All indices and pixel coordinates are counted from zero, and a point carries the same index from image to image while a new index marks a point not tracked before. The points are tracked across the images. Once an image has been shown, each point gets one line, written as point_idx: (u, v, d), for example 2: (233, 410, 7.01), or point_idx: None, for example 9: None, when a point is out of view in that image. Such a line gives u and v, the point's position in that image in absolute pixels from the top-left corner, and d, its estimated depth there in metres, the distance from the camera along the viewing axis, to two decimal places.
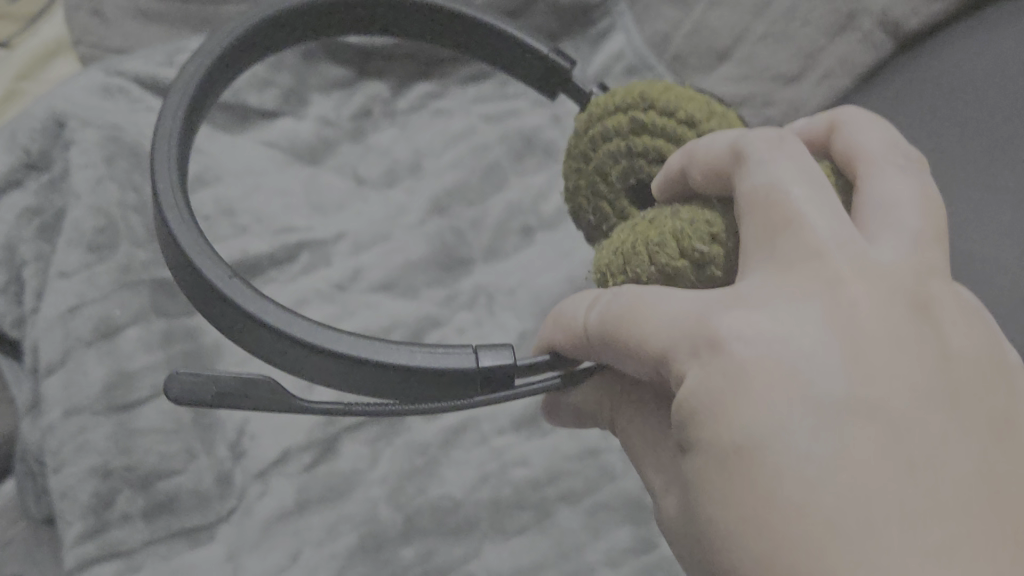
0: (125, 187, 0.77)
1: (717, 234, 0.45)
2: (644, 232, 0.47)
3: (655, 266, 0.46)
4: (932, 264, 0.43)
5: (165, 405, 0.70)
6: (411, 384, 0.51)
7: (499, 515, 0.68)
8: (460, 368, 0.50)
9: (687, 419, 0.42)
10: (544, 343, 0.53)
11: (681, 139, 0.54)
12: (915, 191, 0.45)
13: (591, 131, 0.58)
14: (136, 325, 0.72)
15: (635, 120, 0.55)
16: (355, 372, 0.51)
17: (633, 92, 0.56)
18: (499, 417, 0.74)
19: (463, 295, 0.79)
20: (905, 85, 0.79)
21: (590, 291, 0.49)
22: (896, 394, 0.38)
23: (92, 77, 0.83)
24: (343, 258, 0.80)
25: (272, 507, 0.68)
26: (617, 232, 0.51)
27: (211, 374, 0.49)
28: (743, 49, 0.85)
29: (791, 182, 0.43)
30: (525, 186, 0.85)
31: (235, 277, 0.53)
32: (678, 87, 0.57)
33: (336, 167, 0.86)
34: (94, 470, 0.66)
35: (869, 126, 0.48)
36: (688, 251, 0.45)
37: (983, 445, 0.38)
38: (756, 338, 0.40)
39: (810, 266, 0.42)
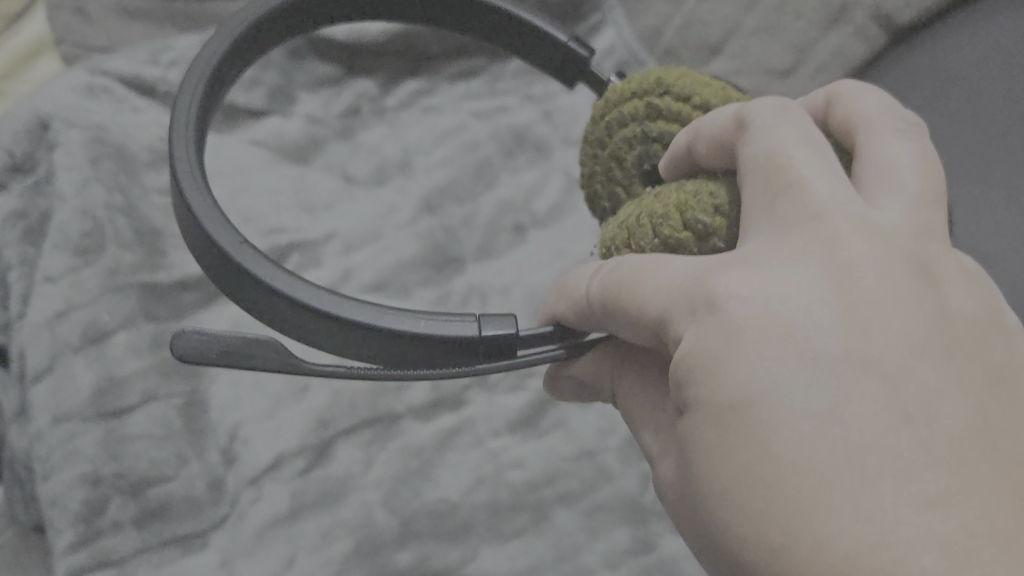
0: (112, 189, 0.76)
1: (720, 205, 0.45)
2: (649, 206, 0.47)
3: (659, 239, 0.46)
4: (933, 226, 0.42)
5: (155, 411, 0.69)
6: (414, 352, 0.50)
7: (495, 518, 0.68)
8: (465, 337, 0.49)
9: (681, 380, 0.40)
10: (549, 314, 0.52)
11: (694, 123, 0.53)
12: (915, 155, 0.43)
13: (608, 116, 0.57)
14: (125, 330, 0.71)
15: (651, 105, 0.54)
16: (360, 339, 0.50)
17: (649, 78, 0.55)
18: (495, 419, 0.72)
19: (455, 294, 0.78)
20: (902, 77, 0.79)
21: (594, 263, 0.49)
22: (896, 348, 0.36)
23: (75, 76, 0.81)
24: (333, 259, 0.79)
25: (266, 512, 0.67)
26: (624, 210, 0.51)
27: (218, 333, 0.47)
28: (734, 44, 0.85)
29: (791, 148, 0.42)
30: (517, 182, 0.84)
31: (245, 243, 0.52)
32: (695, 75, 0.56)
33: (325, 165, 0.84)
34: (84, 477, 0.65)
35: (867, 94, 0.46)
36: (691, 224, 0.45)
37: (981, 403, 0.37)
38: (754, 296, 0.38)
39: (809, 227, 0.40)
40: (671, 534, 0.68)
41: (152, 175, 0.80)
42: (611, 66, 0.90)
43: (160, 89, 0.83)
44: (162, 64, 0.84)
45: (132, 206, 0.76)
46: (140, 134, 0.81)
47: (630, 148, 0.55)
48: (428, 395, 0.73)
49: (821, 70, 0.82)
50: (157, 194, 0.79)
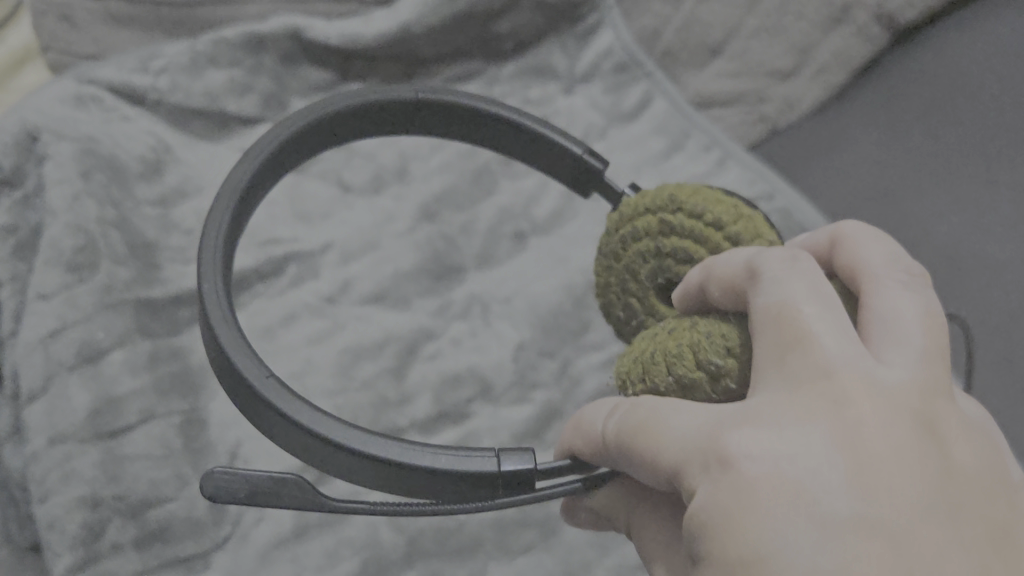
0: (104, 203, 0.74)
1: (733, 347, 0.45)
2: (664, 341, 0.48)
3: (672, 376, 0.46)
4: (938, 383, 0.41)
5: (154, 431, 0.67)
6: (434, 484, 0.52)
7: (504, 535, 0.67)
8: (483, 471, 0.51)
9: (696, 532, 0.40)
10: (565, 446, 0.53)
11: (705, 243, 0.54)
12: (923, 309, 0.43)
13: (623, 229, 0.59)
14: (121, 348, 0.69)
15: (663, 223, 0.55)
16: (381, 472, 0.52)
17: (662, 194, 0.56)
18: (499, 431, 0.71)
19: (457, 304, 0.77)
20: (902, 86, 0.78)
21: (611, 398, 0.49)
22: (903, 510, 0.36)
23: (63, 86, 0.79)
24: (331, 269, 0.78)
25: (270, 533, 0.66)
26: (640, 338, 0.51)
27: (243, 473, 0.50)
28: (734, 46, 0.84)
29: (803, 301, 0.42)
30: (516, 190, 0.84)
31: (270, 375, 0.54)
32: (709, 188, 0.56)
33: (320, 173, 0.83)
34: (82, 500, 0.63)
35: (870, 236, 0.46)
36: (704, 364, 0.45)
37: (985, 564, 0.37)
38: (765, 456, 0.38)
39: (818, 385, 0.40)
40: None
41: (143, 186, 0.78)
42: (609, 67, 0.89)
43: (150, 98, 0.81)
44: (151, 71, 0.81)
45: (125, 218, 0.75)
46: (130, 144, 0.79)
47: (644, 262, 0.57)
48: (432, 408, 0.71)
49: (823, 71, 0.81)
50: (149, 206, 0.77)
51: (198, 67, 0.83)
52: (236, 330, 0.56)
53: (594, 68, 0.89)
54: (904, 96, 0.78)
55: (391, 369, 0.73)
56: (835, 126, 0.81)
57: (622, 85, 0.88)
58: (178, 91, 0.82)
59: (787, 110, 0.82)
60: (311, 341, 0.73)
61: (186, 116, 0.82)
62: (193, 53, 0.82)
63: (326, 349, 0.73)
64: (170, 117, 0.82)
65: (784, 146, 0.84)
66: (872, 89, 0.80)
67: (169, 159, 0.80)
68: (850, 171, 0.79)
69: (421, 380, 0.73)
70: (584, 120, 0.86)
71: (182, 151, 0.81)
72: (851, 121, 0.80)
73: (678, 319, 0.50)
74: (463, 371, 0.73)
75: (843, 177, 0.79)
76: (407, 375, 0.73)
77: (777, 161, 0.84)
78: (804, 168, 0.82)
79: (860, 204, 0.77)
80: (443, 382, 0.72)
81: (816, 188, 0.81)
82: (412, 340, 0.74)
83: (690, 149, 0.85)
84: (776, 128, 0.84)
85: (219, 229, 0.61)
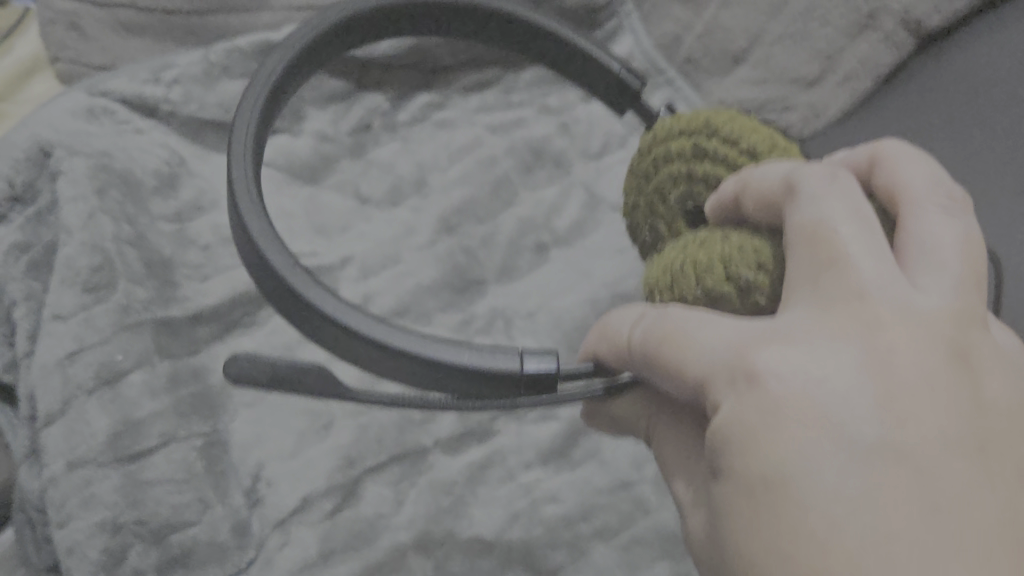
0: (119, 220, 0.73)
1: (764, 261, 0.44)
2: (692, 252, 0.47)
3: (700, 288, 0.45)
4: (973, 309, 0.41)
5: (175, 454, 0.66)
6: (451, 379, 0.53)
7: (533, 557, 0.65)
8: (507, 370, 0.51)
9: (719, 444, 0.40)
10: (588, 351, 0.53)
11: (736, 162, 0.53)
12: (962, 233, 0.42)
13: (653, 152, 0.58)
14: (140, 369, 0.68)
15: (696, 146, 0.55)
16: (402, 364, 0.53)
17: (699, 116, 0.56)
18: (525, 450, 0.70)
19: (479, 318, 0.76)
20: (923, 93, 0.78)
21: (636, 307, 0.48)
22: (928, 437, 0.37)
23: (75, 98, 0.78)
24: (351, 284, 0.76)
25: (294, 558, 0.64)
26: (668, 249, 0.50)
27: (269, 360, 0.53)
28: (757, 53, 0.83)
29: (840, 220, 0.41)
30: (537, 201, 0.82)
31: (300, 266, 0.56)
32: (745, 117, 0.57)
33: (337, 184, 0.81)
34: (103, 525, 0.63)
35: (917, 159, 0.45)
36: (733, 276, 0.44)
37: (1009, 493, 0.37)
38: (791, 375, 0.39)
39: (850, 305, 0.40)
40: None
41: (158, 202, 0.76)
42: None
43: (163, 109, 0.80)
44: (164, 82, 0.80)
45: (141, 236, 0.74)
46: (144, 157, 0.77)
47: (676, 188, 0.56)
48: (457, 426, 0.70)
49: (849, 79, 0.80)
50: (165, 221, 0.76)
51: (212, 77, 0.81)
52: (282, 250, 0.56)
53: None
54: (926, 106, 0.77)
55: (414, 386, 0.72)
56: (857, 135, 0.79)
57: (644, 91, 0.87)
58: (192, 102, 0.80)
59: (812, 118, 0.82)
60: (331, 359, 0.72)
61: (202, 126, 0.81)
62: (206, 63, 0.81)
63: (346, 370, 0.72)
64: (185, 128, 0.80)
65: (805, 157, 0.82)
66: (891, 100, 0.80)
67: (184, 171, 0.78)
68: None
69: None
70: (605, 129, 0.86)
71: (198, 164, 0.80)
72: (874, 130, 0.79)
73: (707, 230, 0.49)
74: None
75: None
76: None
77: None
78: None
79: None
80: None
81: None
82: None
83: None
84: (801, 136, 0.82)
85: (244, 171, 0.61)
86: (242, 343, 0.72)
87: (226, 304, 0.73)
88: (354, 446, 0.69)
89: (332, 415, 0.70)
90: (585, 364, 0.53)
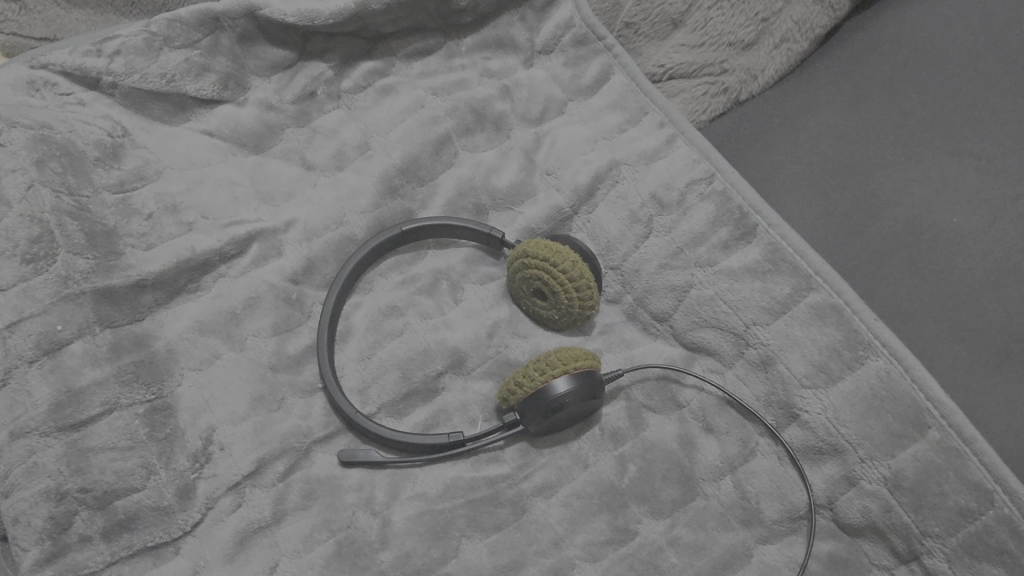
0: (60, 191, 0.70)
1: (542, 320, 0.74)
2: (534, 300, 0.73)
3: (537, 301, 0.73)
4: None
5: (119, 421, 0.64)
6: (451, 234, 0.77)
7: (476, 512, 0.66)
8: (478, 229, 0.76)
9: None
10: (522, 251, 0.71)
11: (547, 429, 0.68)
12: None
13: (540, 363, 0.66)
14: (81, 340, 0.66)
15: (519, 409, 0.66)
16: (414, 238, 0.77)
17: (524, 404, 0.66)
18: (470, 407, 0.72)
19: (422, 279, 0.77)
20: (847, 89, 0.84)
21: (519, 253, 0.72)
22: None
23: (13, 71, 0.74)
24: (294, 247, 0.77)
25: (247, 518, 0.65)
26: (526, 268, 0.71)
27: (339, 260, 0.78)
28: (696, 16, 0.87)
29: None
30: (477, 162, 0.83)
31: (352, 266, 0.73)
32: (538, 405, 0.65)
33: (283, 153, 0.82)
34: (48, 493, 0.61)
35: None
36: (539, 316, 0.74)
37: None
38: None
39: None
40: (649, 520, 0.67)
41: (101, 172, 0.73)
42: (569, 40, 0.88)
43: (104, 81, 0.76)
44: (105, 53, 0.76)
45: (83, 207, 0.70)
46: (86, 128, 0.74)
47: (522, 400, 0.66)
48: (401, 387, 0.72)
49: (784, 40, 0.85)
50: (108, 191, 0.73)
51: (154, 49, 0.78)
52: (336, 291, 0.72)
53: (553, 41, 0.88)
54: (855, 105, 0.83)
55: (357, 355, 0.73)
56: (798, 98, 0.85)
57: (582, 59, 0.87)
58: (134, 74, 0.77)
59: (750, 79, 0.85)
60: (275, 333, 0.73)
61: (145, 98, 0.78)
62: (147, 34, 0.77)
63: (295, 341, 0.73)
64: (128, 100, 0.77)
65: (747, 118, 0.85)
66: (814, 79, 0.85)
67: (127, 142, 0.76)
68: (814, 143, 0.82)
69: (389, 359, 0.73)
70: (545, 94, 0.86)
71: (142, 136, 0.77)
72: (815, 92, 0.85)
73: (528, 374, 0.66)
74: (431, 346, 0.73)
75: (808, 149, 0.82)
76: (372, 357, 0.73)
77: (729, 140, 0.85)
78: (758, 144, 0.83)
79: (826, 175, 0.80)
80: (411, 359, 0.73)
81: (775, 163, 0.82)
82: (373, 320, 0.74)
83: (646, 124, 0.83)
84: (739, 99, 0.86)
85: (349, 269, 0.73)
86: (185, 309, 0.72)
87: (171, 272, 0.71)
88: (304, 421, 0.70)
89: (282, 392, 0.70)
90: (496, 229, 0.77)
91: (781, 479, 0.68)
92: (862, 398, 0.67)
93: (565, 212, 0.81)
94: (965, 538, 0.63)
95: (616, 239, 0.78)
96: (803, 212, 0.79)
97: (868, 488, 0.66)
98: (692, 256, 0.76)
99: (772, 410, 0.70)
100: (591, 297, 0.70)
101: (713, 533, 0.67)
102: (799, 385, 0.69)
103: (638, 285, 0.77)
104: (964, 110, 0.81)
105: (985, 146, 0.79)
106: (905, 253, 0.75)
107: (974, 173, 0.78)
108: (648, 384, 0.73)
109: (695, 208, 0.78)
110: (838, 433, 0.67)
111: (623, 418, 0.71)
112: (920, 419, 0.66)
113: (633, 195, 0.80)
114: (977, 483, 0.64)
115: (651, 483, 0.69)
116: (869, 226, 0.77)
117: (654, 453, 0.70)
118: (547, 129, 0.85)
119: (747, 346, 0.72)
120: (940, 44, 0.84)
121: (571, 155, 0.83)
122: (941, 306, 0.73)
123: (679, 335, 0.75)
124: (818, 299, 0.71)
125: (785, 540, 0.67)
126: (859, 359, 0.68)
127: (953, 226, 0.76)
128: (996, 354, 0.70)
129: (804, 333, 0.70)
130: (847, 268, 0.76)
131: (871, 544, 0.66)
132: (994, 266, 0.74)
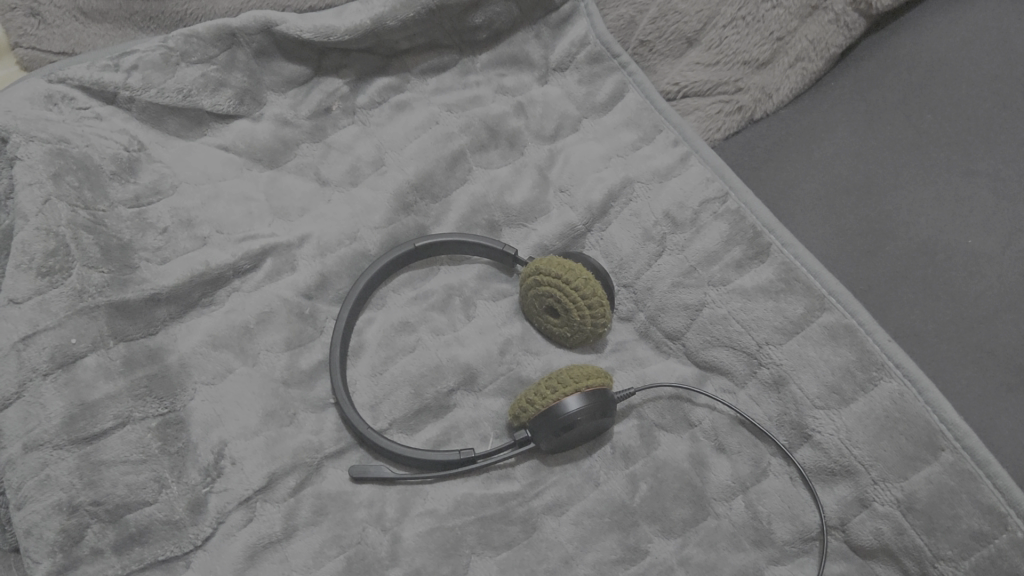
0: (75, 206, 0.70)
1: (553, 335, 0.74)
2: (544, 316, 0.73)
3: (547, 319, 0.73)
4: None
5: (131, 434, 0.65)
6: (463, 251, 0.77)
7: (487, 530, 0.66)
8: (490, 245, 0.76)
9: None
10: (535, 267, 0.71)
11: (557, 445, 0.67)
12: None
13: (552, 382, 0.66)
14: (95, 353, 0.66)
15: (531, 425, 0.66)
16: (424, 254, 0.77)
17: (535, 422, 0.66)
18: (481, 425, 0.72)
19: (434, 295, 0.77)
20: (862, 107, 0.84)
21: (530, 270, 0.72)
22: None
23: (33, 86, 0.76)
24: (308, 261, 0.77)
25: (259, 533, 0.65)
26: (537, 286, 0.71)
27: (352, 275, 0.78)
28: (711, 34, 0.88)
29: None
30: (490, 178, 0.83)
31: (365, 285, 0.74)
32: (549, 423, 0.65)
33: (297, 168, 0.82)
34: (61, 506, 0.61)
35: None
36: (549, 332, 0.74)
37: None
38: None
39: None
40: (661, 540, 0.67)
41: (117, 186, 0.74)
42: (584, 58, 0.89)
43: (122, 95, 0.77)
44: (123, 69, 0.77)
45: (98, 221, 0.71)
46: (103, 143, 0.75)
47: (534, 418, 0.66)
48: (413, 403, 0.72)
49: (800, 60, 0.86)
50: (124, 206, 0.73)
51: (171, 64, 0.79)
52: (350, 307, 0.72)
53: (568, 58, 0.89)
54: (870, 123, 0.83)
55: (369, 371, 0.73)
56: (812, 118, 0.85)
57: (596, 76, 0.88)
58: (151, 88, 0.77)
59: (765, 98, 0.86)
60: (287, 348, 0.73)
61: (161, 112, 0.78)
62: (164, 49, 0.78)
63: (307, 356, 0.73)
64: (146, 115, 0.78)
65: (762, 136, 0.85)
66: (828, 97, 0.85)
67: (143, 156, 0.76)
68: (828, 161, 0.82)
69: (400, 375, 0.73)
70: (559, 111, 0.86)
71: (158, 150, 0.78)
72: (830, 109, 0.85)
73: (540, 392, 0.66)
74: (443, 363, 0.73)
75: (822, 167, 0.82)
76: (384, 373, 0.73)
77: (743, 157, 0.85)
78: (772, 162, 0.84)
79: (840, 194, 0.80)
80: (422, 376, 0.73)
81: (789, 183, 0.82)
82: (384, 337, 0.75)
83: (659, 142, 0.83)
84: (754, 117, 0.86)
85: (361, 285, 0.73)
86: (198, 323, 0.72)
87: (185, 285, 0.71)
88: (315, 436, 0.70)
89: (293, 407, 0.70)
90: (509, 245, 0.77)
91: (793, 500, 0.68)
92: (875, 419, 0.67)
93: (578, 230, 0.80)
94: (978, 561, 0.63)
95: (629, 257, 0.78)
96: (817, 229, 0.79)
97: (880, 510, 0.66)
98: (704, 275, 0.76)
99: (784, 430, 0.70)
100: (603, 314, 0.70)
101: (724, 553, 0.67)
102: (811, 406, 0.69)
103: (651, 302, 0.76)
104: (979, 130, 0.80)
105: (1000, 168, 0.78)
106: (920, 273, 0.75)
107: (988, 194, 0.78)
108: (660, 404, 0.73)
109: (708, 226, 0.78)
110: (851, 453, 0.67)
111: (635, 436, 0.71)
112: (934, 441, 0.66)
113: (646, 213, 0.80)
114: (991, 506, 0.63)
115: (661, 502, 0.68)
116: (884, 246, 0.77)
117: (666, 472, 0.70)
118: (560, 146, 0.85)
119: (759, 365, 0.72)
120: (957, 61, 0.84)
121: (584, 173, 0.83)
122: (956, 328, 0.72)
123: (692, 354, 0.75)
124: (831, 319, 0.71)
125: (796, 561, 0.67)
126: (872, 380, 0.68)
127: (968, 248, 0.75)
128: (1010, 379, 0.70)
129: (817, 352, 0.70)
130: (862, 287, 0.76)
131: (884, 566, 0.66)
132: (1010, 288, 0.73)
